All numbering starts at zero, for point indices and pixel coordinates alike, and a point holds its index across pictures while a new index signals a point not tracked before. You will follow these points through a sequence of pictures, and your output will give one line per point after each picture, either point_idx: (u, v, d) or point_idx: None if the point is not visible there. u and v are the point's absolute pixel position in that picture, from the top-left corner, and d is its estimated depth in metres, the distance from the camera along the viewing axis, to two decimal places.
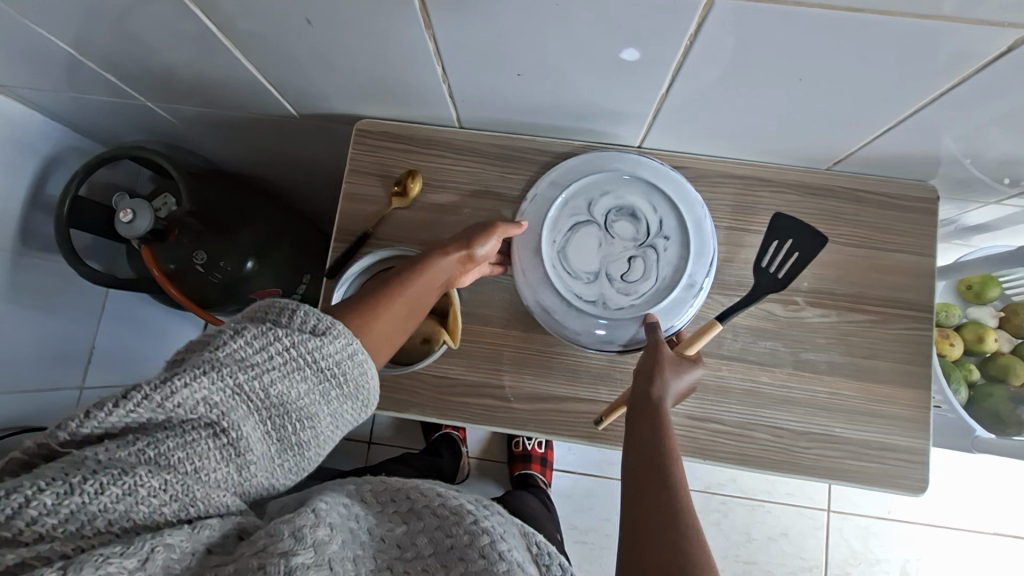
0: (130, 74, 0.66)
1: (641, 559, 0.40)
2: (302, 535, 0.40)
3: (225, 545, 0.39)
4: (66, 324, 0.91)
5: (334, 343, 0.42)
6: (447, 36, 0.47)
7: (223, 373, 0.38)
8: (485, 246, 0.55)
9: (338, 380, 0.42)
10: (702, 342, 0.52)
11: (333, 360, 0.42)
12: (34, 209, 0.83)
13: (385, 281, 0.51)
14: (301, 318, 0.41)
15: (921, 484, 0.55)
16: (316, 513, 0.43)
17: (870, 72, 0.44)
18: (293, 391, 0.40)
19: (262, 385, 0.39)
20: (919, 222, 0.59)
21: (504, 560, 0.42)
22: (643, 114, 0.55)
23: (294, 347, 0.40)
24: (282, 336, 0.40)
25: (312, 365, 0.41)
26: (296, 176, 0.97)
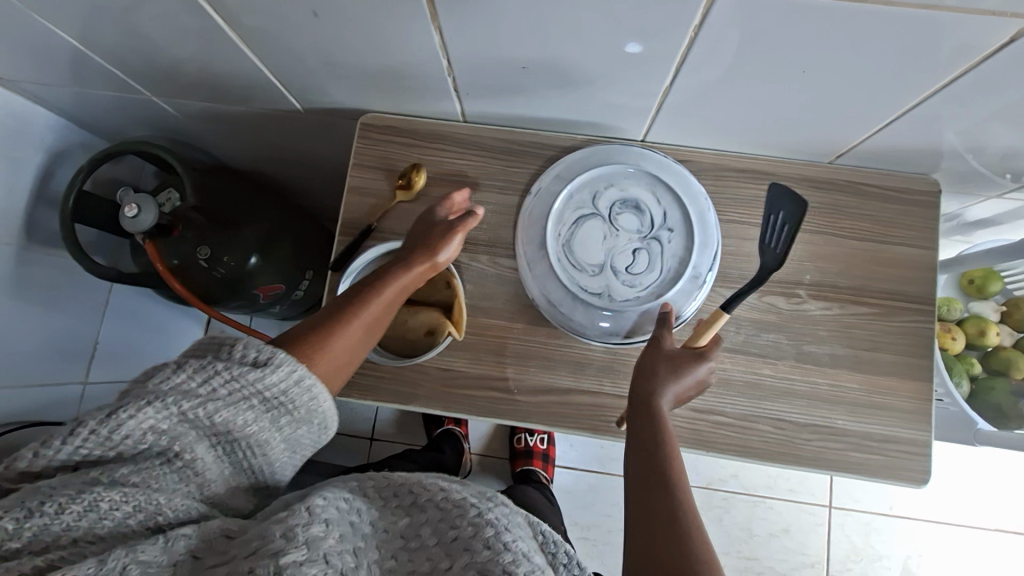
0: (135, 69, 0.66)
1: (657, 550, 0.40)
2: (295, 535, 0.40)
3: (212, 541, 0.42)
4: (69, 319, 0.91)
5: (280, 372, 0.44)
6: (453, 28, 0.48)
7: (171, 405, 0.40)
8: (446, 253, 0.56)
9: (285, 407, 0.45)
10: (711, 332, 0.52)
11: (278, 389, 0.44)
12: (38, 204, 0.83)
13: (345, 298, 0.53)
14: (242, 352, 0.43)
15: (922, 476, 0.55)
16: (309, 511, 0.43)
17: (873, 63, 0.44)
18: (239, 419, 0.43)
19: (211, 415, 0.42)
20: (921, 215, 0.59)
21: (510, 551, 0.42)
22: (646, 107, 0.55)
23: (236, 380, 0.42)
24: (223, 369, 0.42)
25: (258, 395, 0.43)
26: (299, 172, 0.97)
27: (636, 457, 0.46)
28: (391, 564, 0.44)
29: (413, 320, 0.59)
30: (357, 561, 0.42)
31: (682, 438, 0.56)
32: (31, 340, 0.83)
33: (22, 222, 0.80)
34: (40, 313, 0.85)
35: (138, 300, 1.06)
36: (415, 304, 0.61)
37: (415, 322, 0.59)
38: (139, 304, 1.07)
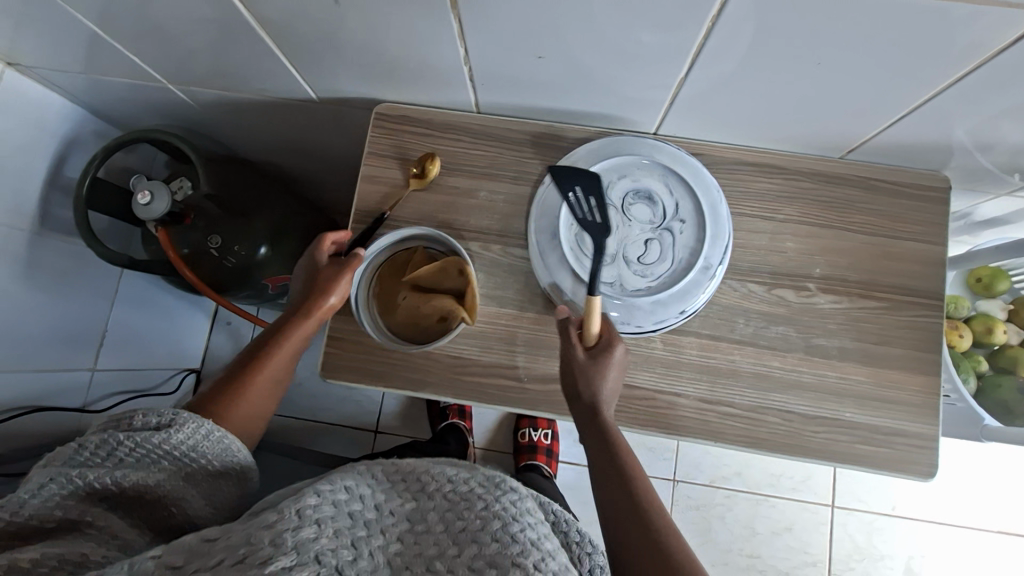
0: (151, 56, 0.66)
1: (648, 546, 0.44)
2: (282, 541, 0.39)
3: (187, 548, 0.42)
4: (82, 305, 0.91)
5: (183, 432, 0.49)
6: (471, 18, 0.48)
7: (77, 477, 0.46)
8: (332, 296, 0.57)
9: (194, 461, 0.50)
10: (598, 318, 0.53)
11: (183, 445, 0.49)
12: (53, 191, 0.84)
13: (250, 354, 0.57)
14: (143, 420, 0.49)
15: (930, 469, 0.55)
16: (299, 515, 0.42)
17: (888, 56, 0.45)
18: (148, 480, 0.48)
19: (119, 478, 0.47)
20: (930, 210, 0.59)
21: (518, 542, 0.43)
22: (660, 99, 0.56)
23: (139, 444, 0.48)
24: (128, 437, 0.48)
25: (165, 454, 0.49)
26: (310, 164, 0.98)
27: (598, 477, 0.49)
28: (397, 547, 0.45)
29: (425, 307, 0.58)
30: (355, 554, 0.42)
31: (690, 428, 0.57)
32: (42, 326, 0.84)
33: (35, 209, 0.81)
34: (54, 298, 0.86)
35: (148, 289, 1.07)
36: (426, 290, 0.59)
37: (428, 309, 0.58)
38: (148, 293, 1.07)
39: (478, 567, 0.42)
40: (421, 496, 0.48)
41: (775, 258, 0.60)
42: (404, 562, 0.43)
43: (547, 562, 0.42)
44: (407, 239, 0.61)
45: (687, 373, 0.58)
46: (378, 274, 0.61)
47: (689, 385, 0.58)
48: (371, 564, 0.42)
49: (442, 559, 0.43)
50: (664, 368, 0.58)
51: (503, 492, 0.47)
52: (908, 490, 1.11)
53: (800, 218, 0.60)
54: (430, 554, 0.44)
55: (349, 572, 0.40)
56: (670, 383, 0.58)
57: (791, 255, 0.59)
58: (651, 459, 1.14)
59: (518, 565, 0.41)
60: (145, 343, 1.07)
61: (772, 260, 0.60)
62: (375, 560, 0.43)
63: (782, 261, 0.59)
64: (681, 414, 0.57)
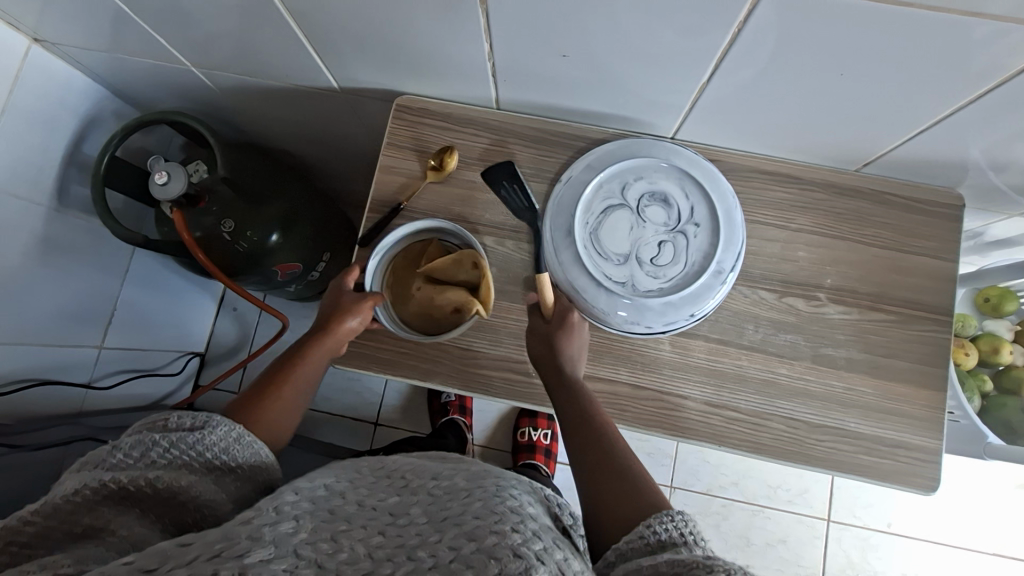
0: (175, 36, 0.67)
1: (620, 492, 0.47)
2: (259, 535, 0.38)
3: (160, 552, 0.36)
4: (94, 281, 0.92)
5: (217, 432, 0.48)
6: (499, 14, 0.48)
7: (107, 477, 0.42)
8: (353, 320, 0.56)
9: (226, 466, 0.47)
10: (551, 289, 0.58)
11: (216, 447, 0.47)
12: (71, 167, 0.84)
13: (267, 379, 0.56)
14: (177, 421, 0.47)
15: (931, 483, 0.55)
16: (277, 510, 0.41)
17: (911, 68, 0.45)
18: (182, 479, 0.44)
19: (153, 478, 0.43)
20: (943, 227, 0.60)
21: (497, 512, 0.41)
22: (680, 104, 0.56)
23: (174, 444, 0.46)
24: (163, 436, 0.46)
25: (198, 457, 0.46)
26: (325, 153, 0.98)
27: (567, 430, 0.53)
28: (379, 540, 0.39)
29: (438, 298, 0.58)
30: (335, 547, 0.38)
31: (695, 431, 0.57)
32: (54, 300, 0.84)
33: (53, 185, 0.81)
34: (70, 273, 0.87)
35: (158, 270, 1.07)
36: (440, 282, 0.59)
37: (442, 301, 0.57)
38: (158, 274, 1.08)
39: (459, 544, 0.38)
40: (405, 491, 0.46)
41: (786, 266, 0.60)
42: (386, 553, 0.38)
43: (534, 540, 0.39)
44: (422, 230, 0.60)
45: (694, 376, 0.58)
46: (392, 264, 0.60)
47: (696, 388, 0.58)
48: (351, 555, 0.38)
49: (425, 545, 0.38)
50: (671, 370, 0.58)
51: (489, 479, 0.47)
52: (905, 507, 1.11)
53: (813, 228, 0.60)
54: (412, 544, 0.39)
55: (326, 566, 0.36)
56: (677, 385, 0.58)
57: (802, 264, 0.60)
58: (649, 464, 1.15)
59: (496, 531, 0.39)
60: (151, 323, 1.07)
61: (784, 268, 0.60)
62: (354, 551, 0.38)
63: (793, 269, 0.60)
64: (686, 416, 0.58)
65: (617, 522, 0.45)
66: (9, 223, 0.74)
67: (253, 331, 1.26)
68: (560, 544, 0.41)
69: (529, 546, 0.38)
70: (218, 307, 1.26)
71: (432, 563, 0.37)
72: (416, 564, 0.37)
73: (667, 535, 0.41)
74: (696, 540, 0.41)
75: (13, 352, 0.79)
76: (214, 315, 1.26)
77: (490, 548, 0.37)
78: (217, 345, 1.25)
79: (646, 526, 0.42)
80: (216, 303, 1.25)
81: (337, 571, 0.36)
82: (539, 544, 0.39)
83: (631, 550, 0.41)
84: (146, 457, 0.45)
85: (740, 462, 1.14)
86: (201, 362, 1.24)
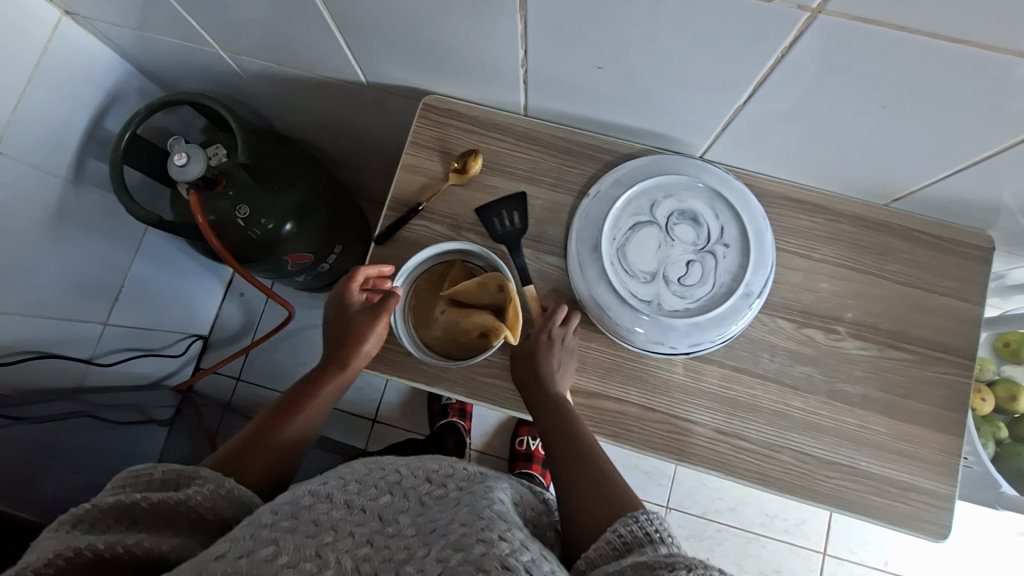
0: (205, 18, 0.66)
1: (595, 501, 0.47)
2: (237, 568, 0.35)
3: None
4: (105, 253, 0.92)
5: (205, 489, 0.44)
6: (538, 22, 0.48)
7: (83, 545, 0.37)
8: (368, 344, 0.56)
9: (213, 526, 0.44)
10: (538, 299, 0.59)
11: (203, 505, 0.44)
12: (91, 143, 0.84)
13: (281, 406, 0.56)
14: (161, 477, 0.44)
15: (941, 531, 0.54)
16: (253, 537, 0.38)
17: (954, 107, 0.44)
18: (164, 543, 0.41)
19: (131, 546, 0.39)
20: (969, 268, 0.59)
21: (484, 518, 0.39)
22: (713, 125, 0.55)
23: (157, 503, 0.42)
24: (143, 496, 0.42)
25: (183, 517, 0.43)
26: (345, 145, 0.98)
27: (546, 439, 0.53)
28: (366, 552, 0.38)
29: (464, 322, 0.58)
30: (320, 565, 0.36)
31: (704, 459, 0.56)
32: (65, 271, 0.84)
33: (72, 161, 0.81)
34: (84, 242, 0.87)
35: (170, 251, 1.07)
36: (464, 305, 0.59)
37: (468, 324, 0.58)
38: (168, 255, 1.07)
39: (446, 555, 0.36)
40: (398, 492, 0.45)
41: (807, 296, 0.59)
42: (374, 567, 0.36)
43: (522, 552, 0.37)
44: (446, 251, 0.60)
45: (705, 401, 0.57)
46: (414, 286, 0.60)
47: (706, 414, 0.57)
48: (338, 570, 0.35)
49: (412, 561, 0.37)
50: (682, 393, 0.57)
51: (481, 484, 0.46)
52: (903, 547, 1.09)
53: (837, 259, 0.59)
54: (401, 558, 0.37)
55: None
56: (687, 410, 0.57)
57: (823, 295, 0.59)
58: (646, 483, 1.13)
59: (484, 540, 0.37)
60: (158, 304, 1.07)
61: (804, 298, 0.59)
62: (341, 565, 0.36)
63: (813, 300, 0.59)
64: (695, 442, 0.56)
65: (586, 526, 0.45)
66: (21, 195, 0.73)
67: (258, 318, 1.26)
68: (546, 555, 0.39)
69: (518, 557, 0.36)
70: (225, 292, 1.26)
71: None
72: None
73: (632, 537, 0.42)
74: (662, 538, 0.41)
75: (17, 322, 0.77)
76: (220, 299, 1.26)
77: (478, 557, 0.35)
78: (221, 330, 1.25)
79: (613, 529, 0.43)
80: (223, 288, 1.26)
81: None
82: (527, 555, 0.37)
83: (600, 556, 0.42)
84: (125, 516, 0.41)
85: (737, 487, 1.12)
86: (204, 345, 1.23)
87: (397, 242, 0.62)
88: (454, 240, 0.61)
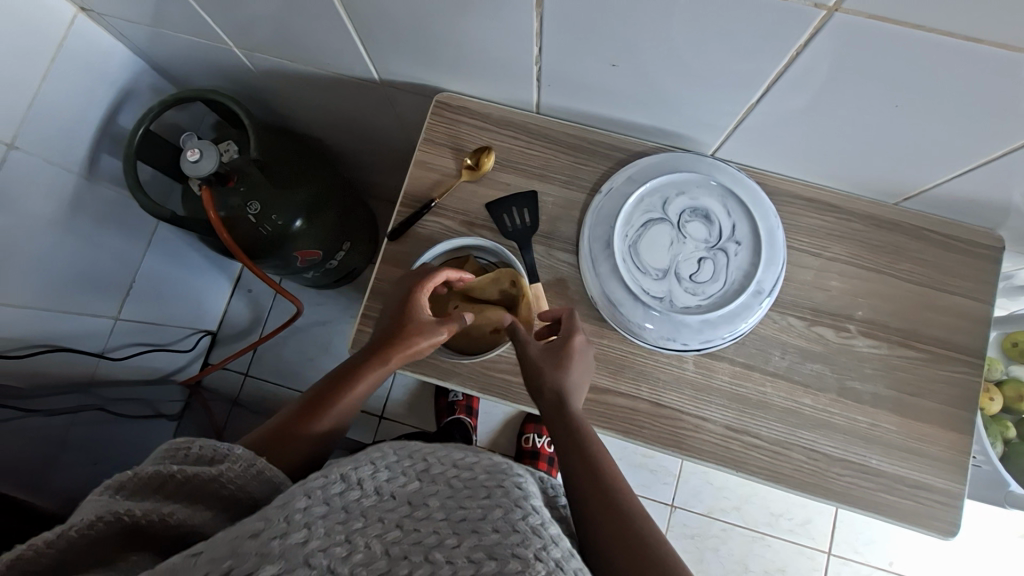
0: (221, 16, 0.67)
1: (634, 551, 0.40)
2: (269, 550, 0.36)
3: (172, 567, 0.36)
4: (119, 249, 0.93)
5: (236, 468, 0.43)
6: (554, 20, 0.48)
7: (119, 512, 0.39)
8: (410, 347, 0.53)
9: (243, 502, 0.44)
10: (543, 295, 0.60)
11: (233, 483, 0.43)
12: (104, 140, 0.84)
13: (319, 392, 0.52)
14: (199, 451, 0.44)
15: (951, 528, 0.54)
16: (287, 519, 0.38)
17: (970, 106, 0.44)
18: (195, 517, 0.42)
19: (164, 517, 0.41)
20: (980, 268, 0.59)
21: (519, 530, 0.38)
22: (726, 123, 0.56)
23: (189, 477, 0.42)
24: (179, 468, 0.42)
25: (214, 491, 0.43)
26: (355, 142, 0.99)
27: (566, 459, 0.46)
28: (396, 535, 0.39)
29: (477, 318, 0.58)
30: (349, 549, 0.37)
31: (714, 454, 0.57)
32: (81, 265, 0.86)
33: (86, 156, 0.81)
34: (99, 238, 0.88)
35: (180, 247, 1.08)
36: (477, 301, 0.59)
37: (481, 320, 0.58)
38: (179, 250, 1.08)
39: (478, 560, 0.37)
40: (426, 478, 0.44)
41: (818, 294, 0.59)
42: (402, 551, 0.38)
43: None
44: (458, 247, 0.61)
45: (717, 398, 0.58)
46: None
47: (718, 411, 0.57)
48: (367, 557, 0.37)
49: (441, 549, 0.38)
50: (694, 390, 0.58)
51: (512, 474, 0.43)
52: (909, 547, 1.10)
53: (848, 258, 0.60)
54: (429, 543, 0.38)
55: (340, 571, 0.36)
56: (698, 407, 0.57)
57: (834, 293, 0.59)
58: (652, 481, 1.13)
59: (519, 557, 0.36)
60: (168, 299, 1.08)
61: (815, 296, 0.59)
62: (369, 551, 0.38)
63: (824, 298, 0.59)
64: (706, 438, 0.57)
65: None
66: (38, 189, 0.74)
67: (266, 314, 1.27)
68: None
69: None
70: (233, 288, 1.27)
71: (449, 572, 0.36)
72: (433, 569, 0.37)
73: None
74: None
75: (30, 317, 0.78)
76: (228, 296, 1.27)
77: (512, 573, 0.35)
78: (230, 325, 1.26)
79: None
80: (231, 284, 1.26)
81: None
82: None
83: None
84: (161, 485, 0.42)
85: (743, 486, 1.13)
86: (212, 340, 1.24)
87: (410, 238, 0.63)
88: (467, 237, 0.62)
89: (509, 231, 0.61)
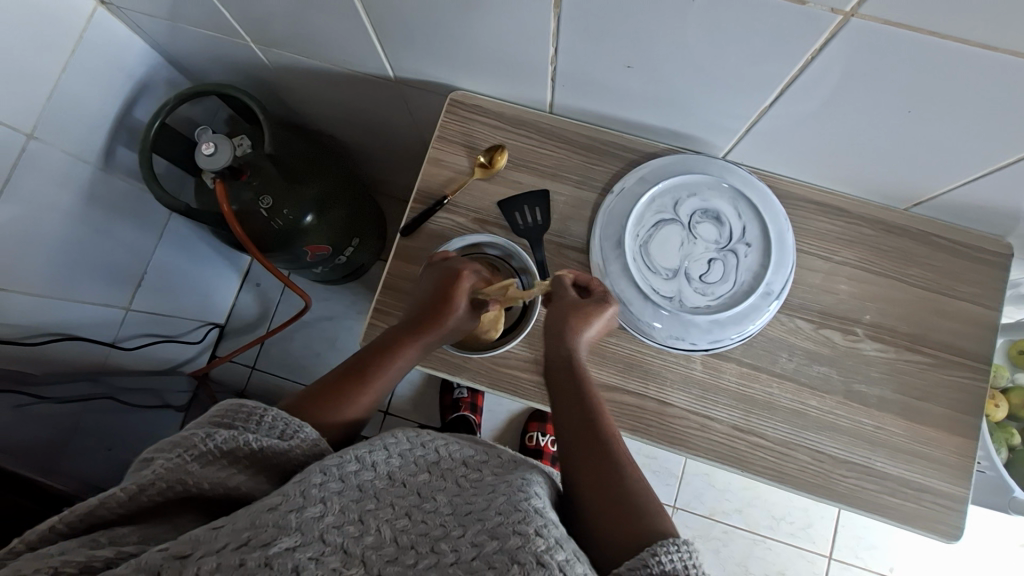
0: (239, 12, 0.68)
1: (626, 506, 0.42)
2: (286, 522, 0.36)
3: (194, 538, 0.36)
4: (133, 238, 0.94)
5: (303, 445, 0.46)
6: (570, 22, 0.49)
7: (189, 480, 0.40)
8: (434, 329, 0.55)
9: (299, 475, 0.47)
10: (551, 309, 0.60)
11: (296, 459, 0.46)
12: (121, 132, 0.85)
13: (351, 370, 0.53)
14: (271, 422, 0.45)
15: (954, 532, 0.55)
16: (304, 494, 0.39)
17: (982, 112, 0.44)
18: (256, 489, 0.44)
19: (228, 485, 0.42)
20: (988, 274, 0.59)
21: (521, 510, 0.39)
22: (737, 127, 0.56)
23: (260, 451, 0.43)
24: (254, 439, 0.43)
25: (276, 464, 0.45)
26: (366, 139, 1.00)
27: (572, 438, 0.48)
28: (406, 523, 0.39)
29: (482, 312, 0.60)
30: (361, 530, 0.38)
31: (721, 454, 0.57)
32: (97, 259, 0.87)
33: (102, 148, 0.82)
34: (112, 227, 0.88)
35: (191, 238, 1.09)
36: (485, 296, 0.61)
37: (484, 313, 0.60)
38: (190, 241, 1.08)
39: (481, 541, 0.37)
40: (434, 471, 0.46)
41: (826, 298, 0.60)
42: (410, 541, 0.38)
43: (557, 550, 0.36)
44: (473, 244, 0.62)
45: (723, 398, 0.58)
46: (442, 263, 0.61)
47: (724, 411, 0.58)
48: (376, 540, 0.38)
49: (448, 539, 0.38)
50: (700, 389, 0.58)
51: (516, 471, 0.46)
52: (909, 552, 1.10)
53: (857, 262, 0.60)
54: (437, 535, 0.39)
55: (352, 550, 0.36)
56: (705, 407, 0.58)
57: (842, 297, 0.60)
58: (654, 482, 1.14)
59: (519, 533, 0.37)
60: (179, 290, 1.09)
61: (823, 299, 0.60)
62: (379, 535, 0.38)
63: (832, 301, 0.59)
64: (712, 438, 0.57)
65: (617, 540, 0.40)
66: (54, 179, 0.75)
67: (274, 308, 1.28)
68: (585, 556, 0.38)
69: (552, 555, 0.36)
70: (242, 282, 1.28)
71: (454, 559, 0.36)
72: (438, 558, 0.37)
73: (673, 566, 0.36)
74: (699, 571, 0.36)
75: (46, 305, 0.79)
76: (237, 289, 1.28)
77: (512, 549, 0.36)
78: (238, 318, 1.27)
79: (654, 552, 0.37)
80: (240, 278, 1.28)
81: (363, 559, 0.36)
82: (562, 553, 0.36)
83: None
84: (231, 455, 0.43)
85: (745, 489, 1.13)
86: (220, 333, 1.26)
87: (423, 234, 0.63)
88: (480, 234, 0.63)
89: (519, 229, 0.62)
